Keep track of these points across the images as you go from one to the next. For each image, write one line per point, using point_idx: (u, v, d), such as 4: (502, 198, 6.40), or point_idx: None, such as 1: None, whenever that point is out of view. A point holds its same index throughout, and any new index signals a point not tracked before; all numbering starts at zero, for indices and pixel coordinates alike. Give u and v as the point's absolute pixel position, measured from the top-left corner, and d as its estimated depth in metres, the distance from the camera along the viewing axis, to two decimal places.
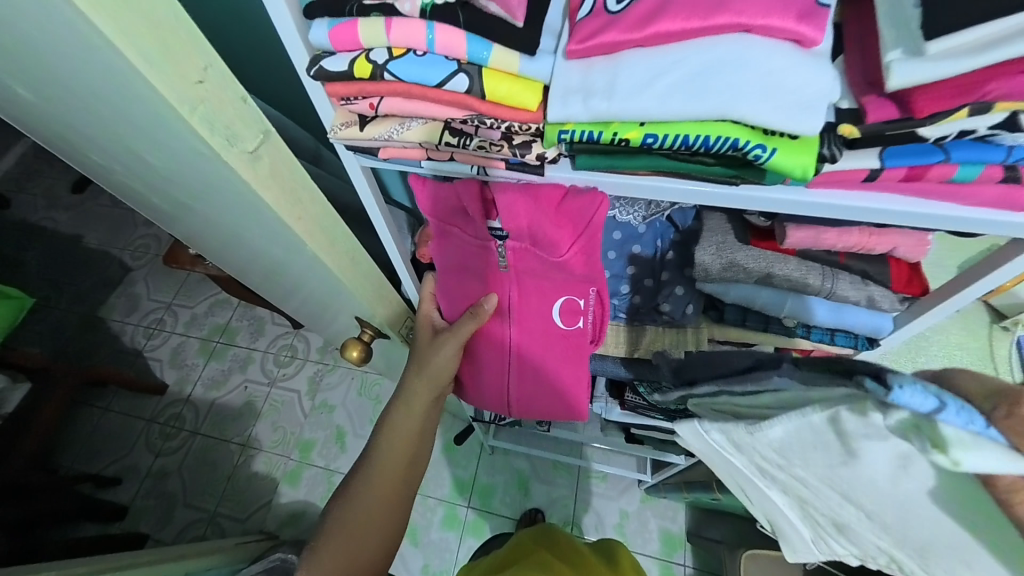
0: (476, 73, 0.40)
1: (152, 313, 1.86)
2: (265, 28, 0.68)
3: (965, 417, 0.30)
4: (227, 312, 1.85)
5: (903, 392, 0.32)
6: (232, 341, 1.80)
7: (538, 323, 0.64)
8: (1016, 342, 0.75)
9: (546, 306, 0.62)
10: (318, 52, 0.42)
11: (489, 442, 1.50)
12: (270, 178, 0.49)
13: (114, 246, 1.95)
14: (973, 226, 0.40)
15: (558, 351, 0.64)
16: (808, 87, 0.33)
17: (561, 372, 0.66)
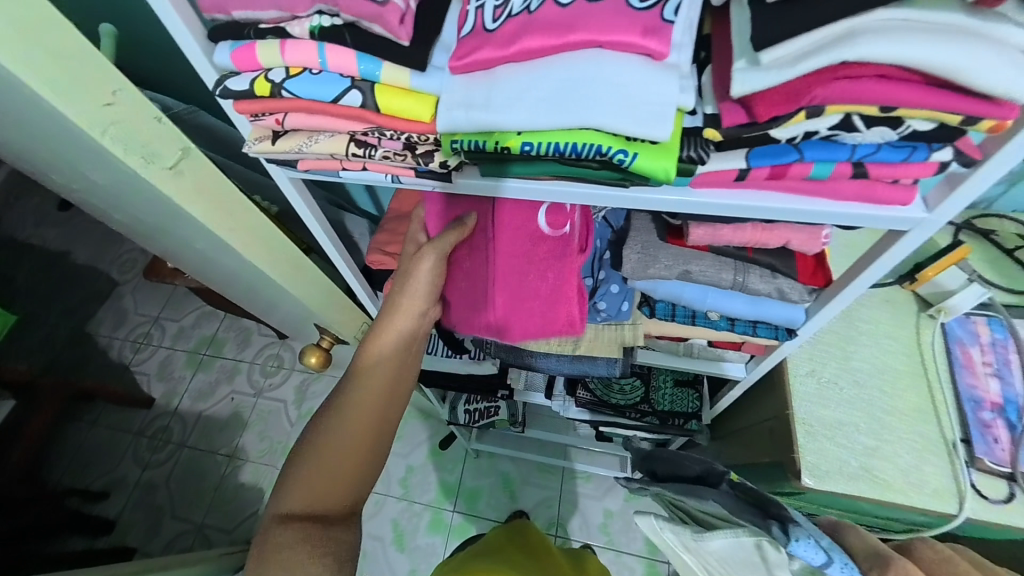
0: (369, 89, 0.42)
1: (139, 327, 1.88)
2: None
3: (843, 567, 0.45)
4: (213, 323, 1.87)
5: (798, 542, 0.45)
6: (218, 352, 1.83)
7: (520, 232, 0.62)
8: (941, 329, 0.78)
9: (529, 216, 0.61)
10: (224, 73, 0.44)
11: (473, 445, 1.54)
12: (196, 192, 0.51)
13: (101, 262, 1.98)
14: (841, 219, 0.43)
15: (538, 257, 0.61)
16: (658, 96, 0.36)
17: (541, 278, 0.61)
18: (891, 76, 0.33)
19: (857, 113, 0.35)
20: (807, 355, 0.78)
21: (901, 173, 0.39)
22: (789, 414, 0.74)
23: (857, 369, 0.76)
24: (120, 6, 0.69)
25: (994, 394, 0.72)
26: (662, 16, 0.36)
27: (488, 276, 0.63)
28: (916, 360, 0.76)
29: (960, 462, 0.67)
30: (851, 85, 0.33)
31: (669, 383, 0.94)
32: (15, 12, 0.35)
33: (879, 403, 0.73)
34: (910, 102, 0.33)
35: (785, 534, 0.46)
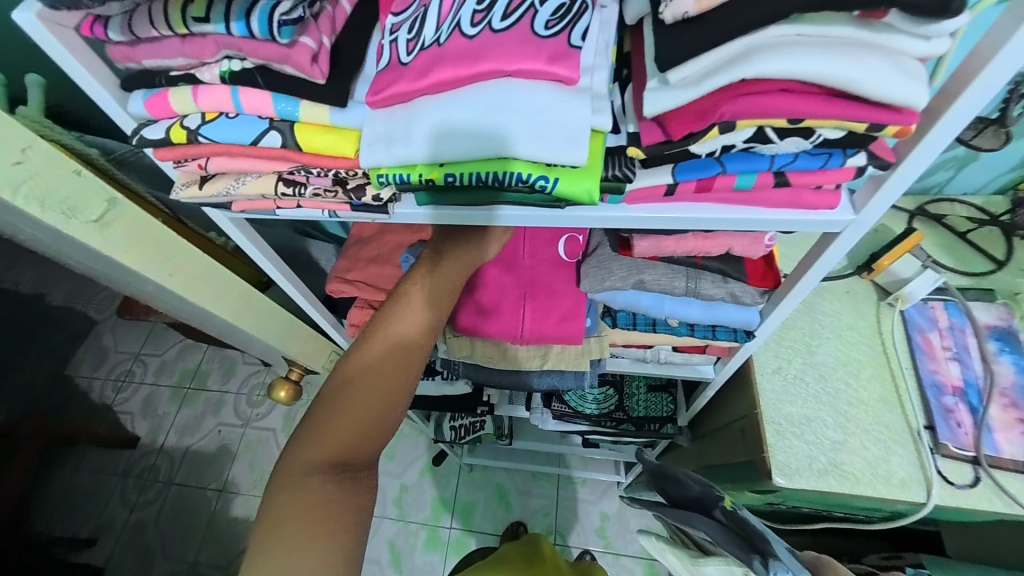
0: (288, 129, 0.42)
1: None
2: None
3: None
4: (197, 355, 1.86)
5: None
6: (203, 384, 1.81)
7: (545, 256, 0.74)
8: (901, 317, 0.78)
9: (553, 242, 0.73)
10: (141, 121, 0.44)
11: (466, 459, 1.52)
12: (128, 242, 0.51)
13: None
14: (776, 226, 0.43)
15: (559, 283, 0.71)
16: (570, 122, 0.36)
17: (563, 294, 0.71)
18: (793, 89, 0.33)
19: (770, 125, 0.35)
20: (772, 352, 0.79)
21: (822, 179, 0.39)
22: (757, 413, 0.74)
23: (823, 362, 0.77)
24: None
25: (955, 378, 0.72)
26: (568, 42, 0.36)
27: (518, 290, 0.72)
28: (879, 350, 0.77)
29: (926, 450, 0.68)
30: (757, 101, 0.33)
31: (642, 389, 0.94)
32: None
33: (844, 395, 0.74)
34: (815, 114, 0.33)
35: (765, 569, 0.43)
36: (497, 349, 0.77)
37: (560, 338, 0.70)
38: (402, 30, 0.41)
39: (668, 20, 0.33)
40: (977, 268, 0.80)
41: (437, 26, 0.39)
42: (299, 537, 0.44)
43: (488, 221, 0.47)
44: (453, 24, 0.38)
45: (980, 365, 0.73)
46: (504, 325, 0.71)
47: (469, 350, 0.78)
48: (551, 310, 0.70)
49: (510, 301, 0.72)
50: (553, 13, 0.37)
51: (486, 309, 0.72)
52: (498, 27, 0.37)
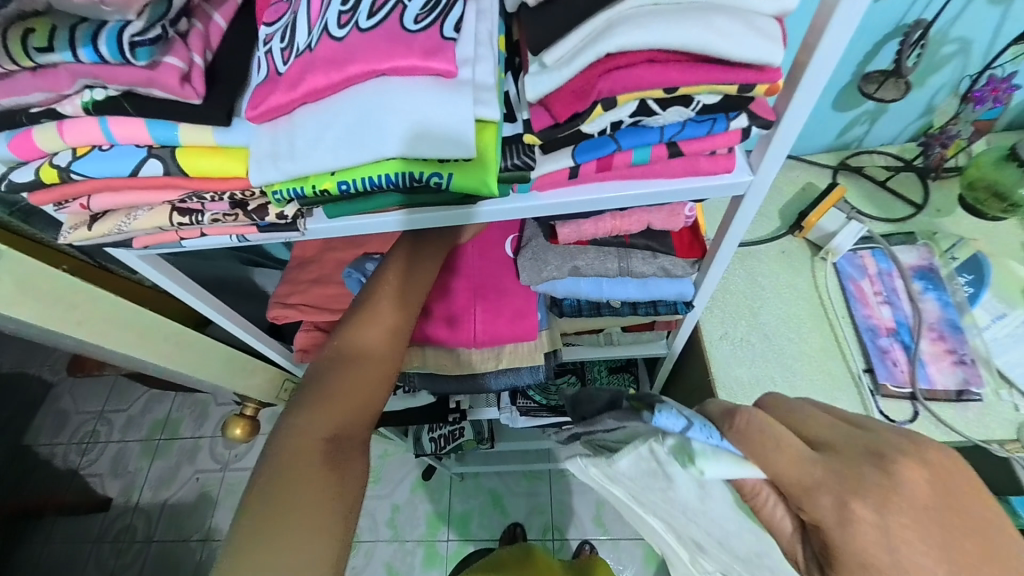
0: (170, 155, 0.40)
1: (83, 426, 1.75)
2: None
3: (706, 433, 0.31)
4: (166, 404, 1.77)
5: (661, 414, 0.33)
6: (175, 434, 1.72)
7: (492, 256, 0.74)
8: (833, 269, 0.81)
9: (500, 241, 0.74)
10: (10, 165, 0.40)
11: (455, 468, 1.49)
12: (20, 293, 0.48)
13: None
14: (678, 195, 0.44)
15: (508, 283, 0.72)
16: (453, 115, 0.35)
17: (512, 293, 0.72)
18: (660, 59, 0.33)
19: (649, 97, 0.36)
20: (720, 320, 0.81)
21: (712, 145, 0.40)
22: (711, 381, 0.76)
23: (767, 323, 0.79)
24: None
25: (888, 320, 0.76)
26: (442, 34, 0.36)
27: (468, 294, 0.72)
28: (817, 305, 0.79)
29: (868, 393, 0.71)
30: (629, 74, 0.34)
31: (603, 373, 0.93)
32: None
33: (789, 351, 0.76)
34: (688, 81, 0.34)
35: (649, 413, 0.34)
36: (450, 356, 0.75)
37: (513, 338, 0.71)
38: (276, 39, 0.40)
39: (531, 2, 0.34)
40: (899, 213, 0.83)
41: (310, 30, 0.38)
42: (278, 532, 0.40)
43: (466, 221, 0.45)
44: (323, 27, 0.37)
45: (908, 304, 0.76)
46: (458, 331, 0.71)
47: (422, 361, 0.76)
48: (504, 312, 0.71)
49: (459, 305, 0.72)
50: (424, 7, 0.36)
51: (437, 317, 0.72)
52: (369, 26, 0.36)
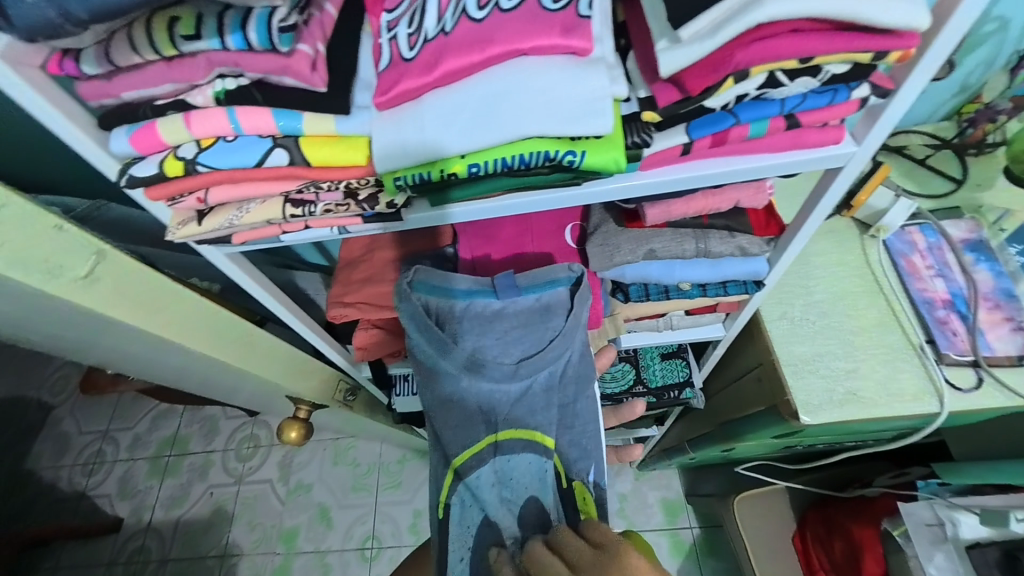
0: (294, 145, 0.40)
1: (89, 447, 1.72)
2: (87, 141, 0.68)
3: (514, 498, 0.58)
4: (173, 421, 1.73)
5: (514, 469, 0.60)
6: (184, 450, 1.68)
7: (550, 247, 0.72)
8: (883, 246, 0.83)
9: (558, 231, 0.72)
10: (127, 161, 0.40)
11: None
12: (118, 296, 0.46)
13: (28, 386, 1.81)
14: (783, 169, 0.45)
15: (570, 271, 0.70)
16: (592, 91, 0.36)
17: None
18: (803, 29, 0.34)
19: (780, 69, 0.37)
20: (775, 300, 0.82)
21: (828, 116, 0.41)
22: (773, 359, 0.77)
23: (820, 301, 0.80)
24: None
25: (942, 292, 0.78)
26: (579, 13, 0.36)
27: None
28: (871, 279, 0.81)
29: (931, 362, 0.73)
30: (768, 44, 0.34)
31: (656, 359, 0.94)
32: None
33: (846, 326, 0.78)
34: (826, 50, 0.35)
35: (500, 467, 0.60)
36: None
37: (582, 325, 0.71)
38: (400, 26, 0.40)
39: None
40: (938, 190, 0.86)
41: (438, 16, 0.39)
42: None
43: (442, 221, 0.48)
44: (455, 11, 0.38)
45: (961, 275, 0.79)
46: None
47: None
48: None
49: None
50: None
51: None
52: (506, 8, 0.37)
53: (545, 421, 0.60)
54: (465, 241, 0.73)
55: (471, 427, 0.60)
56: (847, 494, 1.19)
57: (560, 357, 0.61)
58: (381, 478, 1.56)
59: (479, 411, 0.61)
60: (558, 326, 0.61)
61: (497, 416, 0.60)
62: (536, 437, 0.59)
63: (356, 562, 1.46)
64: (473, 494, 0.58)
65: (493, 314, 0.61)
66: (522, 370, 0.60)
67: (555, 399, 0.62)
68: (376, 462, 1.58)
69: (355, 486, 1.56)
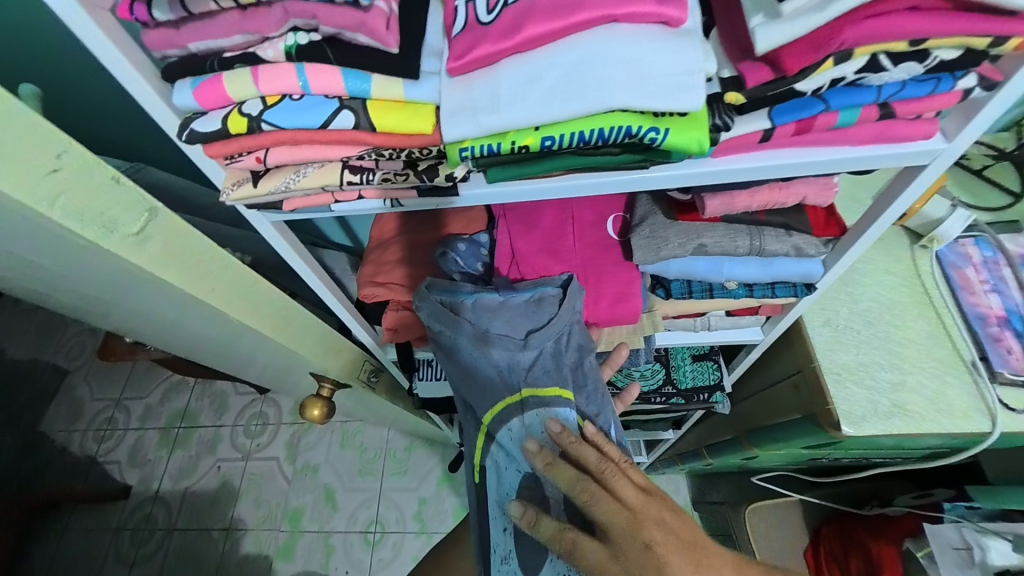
0: (361, 107, 0.38)
1: (101, 413, 1.75)
2: (128, 104, 0.67)
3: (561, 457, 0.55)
4: (184, 394, 1.74)
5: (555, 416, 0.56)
6: (194, 423, 1.69)
7: (591, 238, 0.70)
8: (935, 257, 0.80)
9: (600, 222, 0.70)
10: (188, 115, 0.39)
11: None
12: (167, 257, 0.45)
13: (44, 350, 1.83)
14: (861, 162, 0.42)
15: (608, 263, 0.68)
16: (684, 65, 0.34)
17: (614, 275, 0.68)
18: (921, 7, 0.33)
19: (885, 52, 0.35)
20: (818, 306, 0.79)
21: (927, 107, 0.39)
22: (815, 366, 0.74)
23: (867, 310, 0.77)
24: (51, 71, 0.63)
25: (997, 308, 0.75)
26: None
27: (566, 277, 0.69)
28: (921, 291, 0.78)
29: (984, 380, 0.70)
30: (875, 23, 0.33)
31: (687, 360, 0.92)
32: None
33: (893, 337, 0.75)
34: (940, 31, 0.33)
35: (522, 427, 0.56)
36: None
37: (617, 319, 0.69)
38: None
39: None
40: (995, 203, 0.82)
41: None
42: None
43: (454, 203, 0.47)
44: None
45: (1017, 291, 0.76)
46: None
47: None
48: (606, 295, 0.68)
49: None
50: None
51: None
52: None
53: (561, 380, 0.57)
54: (504, 225, 0.72)
55: (495, 393, 0.58)
56: (866, 511, 1.15)
57: (567, 330, 0.59)
58: (387, 465, 1.55)
59: (499, 380, 0.58)
60: (554, 311, 0.59)
61: (517, 380, 0.57)
62: (558, 394, 0.56)
63: (359, 546, 1.46)
64: (507, 455, 0.56)
65: (497, 306, 0.60)
66: (532, 343, 0.58)
67: (567, 362, 0.59)
68: (383, 448, 1.58)
69: (361, 471, 1.55)
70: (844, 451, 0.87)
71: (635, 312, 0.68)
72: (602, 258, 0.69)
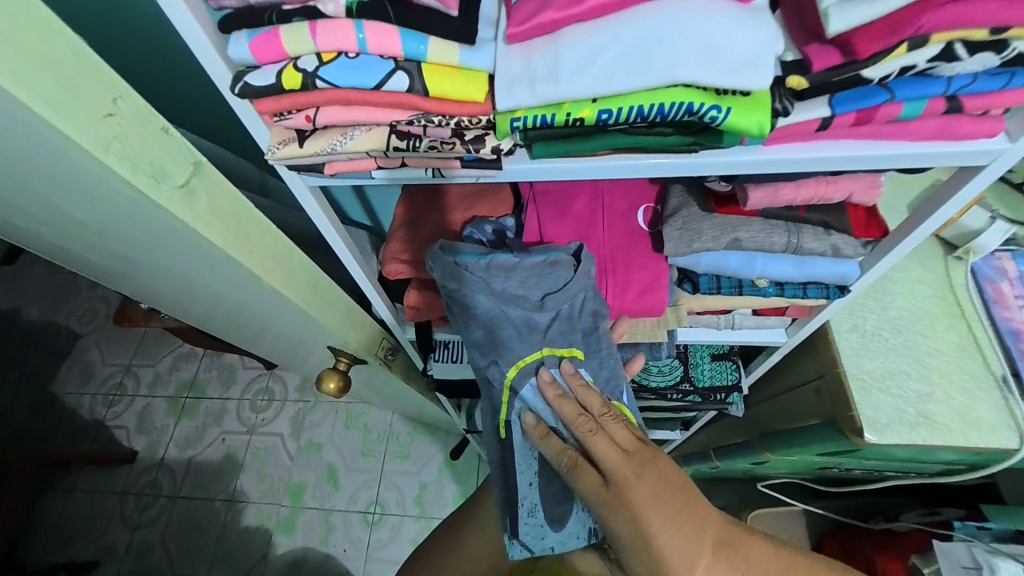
0: (416, 70, 0.38)
1: (111, 379, 1.77)
2: (164, 66, 0.67)
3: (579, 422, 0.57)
4: (193, 365, 1.76)
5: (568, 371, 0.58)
6: (201, 394, 1.71)
7: (621, 228, 0.69)
8: (969, 270, 0.78)
9: (631, 212, 0.70)
10: (242, 69, 0.39)
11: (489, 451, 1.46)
12: (212, 214, 0.45)
13: (59, 313, 1.87)
14: (917, 160, 0.42)
15: (637, 255, 0.68)
16: (752, 43, 0.34)
17: (642, 266, 0.67)
18: None
19: (961, 40, 0.34)
20: (845, 312, 0.78)
21: (994, 103, 0.38)
22: (840, 371, 0.73)
23: (896, 319, 0.76)
24: (92, 28, 0.63)
25: None
26: None
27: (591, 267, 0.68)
28: (952, 302, 0.77)
29: (1014, 397, 0.69)
30: (957, 8, 0.32)
31: (705, 359, 0.91)
32: (13, 18, 0.30)
33: (920, 348, 0.74)
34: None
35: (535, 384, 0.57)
36: None
37: (641, 311, 0.68)
38: None
39: None
40: None
41: None
42: None
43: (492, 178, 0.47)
44: None
45: None
46: None
47: None
48: (632, 287, 0.67)
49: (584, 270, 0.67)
50: None
51: None
52: None
53: (574, 342, 0.59)
54: (531, 211, 0.72)
55: (514, 351, 0.57)
56: (872, 525, 1.14)
57: (583, 295, 0.59)
58: (390, 447, 1.56)
59: (516, 338, 0.57)
60: (571, 275, 0.59)
61: (536, 339, 0.58)
62: (570, 353, 0.58)
63: (359, 524, 1.48)
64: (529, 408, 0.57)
65: (511, 266, 0.58)
66: (548, 304, 0.58)
67: (581, 325, 0.59)
68: (387, 430, 1.59)
69: (364, 452, 1.56)
70: (858, 461, 0.86)
71: (661, 306, 0.67)
72: (629, 251, 0.68)
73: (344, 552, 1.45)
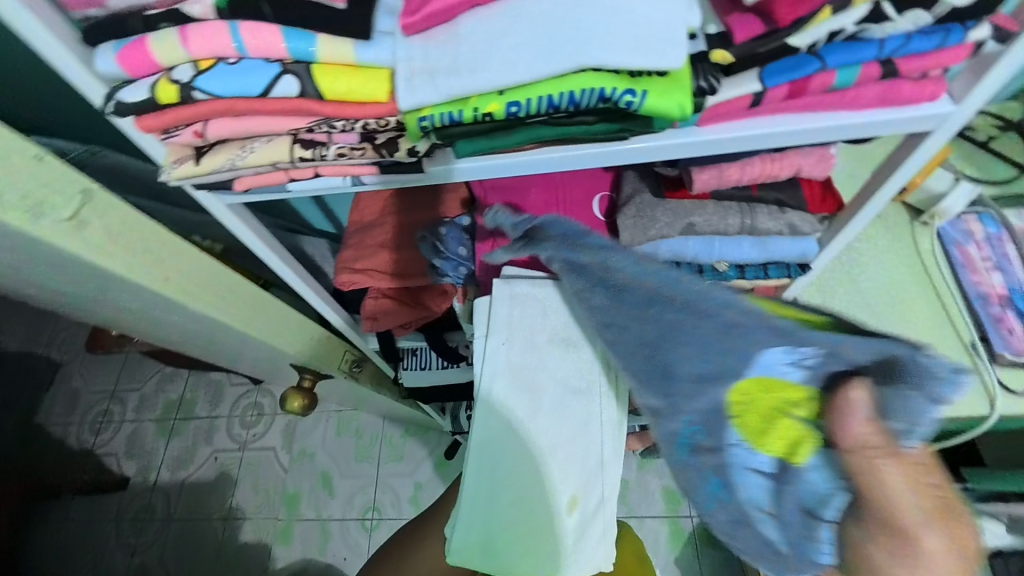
0: (306, 72, 0.35)
1: (97, 405, 1.73)
2: None
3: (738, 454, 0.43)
4: (179, 385, 1.72)
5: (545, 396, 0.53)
6: (190, 413, 1.67)
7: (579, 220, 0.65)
8: (936, 235, 0.77)
9: (587, 202, 0.66)
10: (115, 85, 0.35)
11: None
12: (113, 243, 0.42)
13: (37, 342, 1.70)
14: (862, 131, 0.39)
15: None
16: (661, 18, 0.31)
17: None
18: None
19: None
20: (816, 287, 0.76)
21: (932, 64, 0.36)
22: None
23: (866, 290, 0.75)
24: None
25: (999, 286, 0.72)
26: None
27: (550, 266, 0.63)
28: (920, 270, 0.75)
29: (983, 362, 0.68)
30: None
31: None
32: None
33: (892, 318, 0.72)
34: None
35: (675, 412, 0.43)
36: None
37: None
38: None
39: None
40: (1000, 177, 0.79)
41: None
42: None
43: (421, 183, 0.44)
44: None
45: (1021, 270, 0.73)
46: None
47: None
48: None
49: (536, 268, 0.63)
50: None
51: None
52: None
53: (576, 376, 0.53)
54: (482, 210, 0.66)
55: (510, 352, 0.54)
56: None
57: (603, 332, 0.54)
58: (384, 450, 1.54)
59: (520, 343, 0.54)
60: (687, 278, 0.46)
61: (534, 352, 0.54)
62: (560, 382, 0.53)
63: (357, 531, 1.46)
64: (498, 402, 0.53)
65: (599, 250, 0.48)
66: (559, 329, 0.54)
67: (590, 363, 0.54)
68: (379, 433, 1.56)
69: (358, 457, 1.54)
70: None
71: None
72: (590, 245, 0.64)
73: (344, 560, 1.43)
